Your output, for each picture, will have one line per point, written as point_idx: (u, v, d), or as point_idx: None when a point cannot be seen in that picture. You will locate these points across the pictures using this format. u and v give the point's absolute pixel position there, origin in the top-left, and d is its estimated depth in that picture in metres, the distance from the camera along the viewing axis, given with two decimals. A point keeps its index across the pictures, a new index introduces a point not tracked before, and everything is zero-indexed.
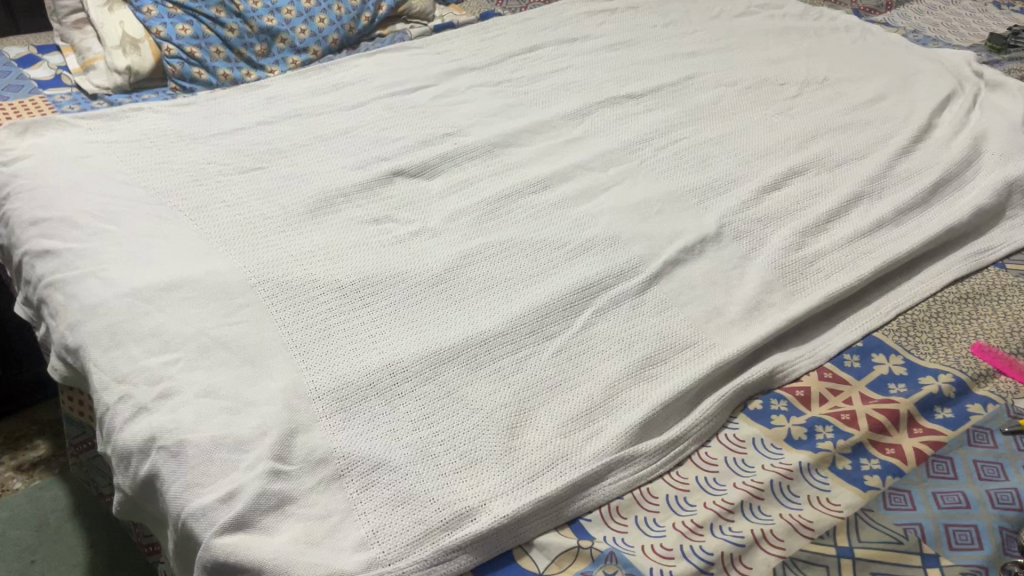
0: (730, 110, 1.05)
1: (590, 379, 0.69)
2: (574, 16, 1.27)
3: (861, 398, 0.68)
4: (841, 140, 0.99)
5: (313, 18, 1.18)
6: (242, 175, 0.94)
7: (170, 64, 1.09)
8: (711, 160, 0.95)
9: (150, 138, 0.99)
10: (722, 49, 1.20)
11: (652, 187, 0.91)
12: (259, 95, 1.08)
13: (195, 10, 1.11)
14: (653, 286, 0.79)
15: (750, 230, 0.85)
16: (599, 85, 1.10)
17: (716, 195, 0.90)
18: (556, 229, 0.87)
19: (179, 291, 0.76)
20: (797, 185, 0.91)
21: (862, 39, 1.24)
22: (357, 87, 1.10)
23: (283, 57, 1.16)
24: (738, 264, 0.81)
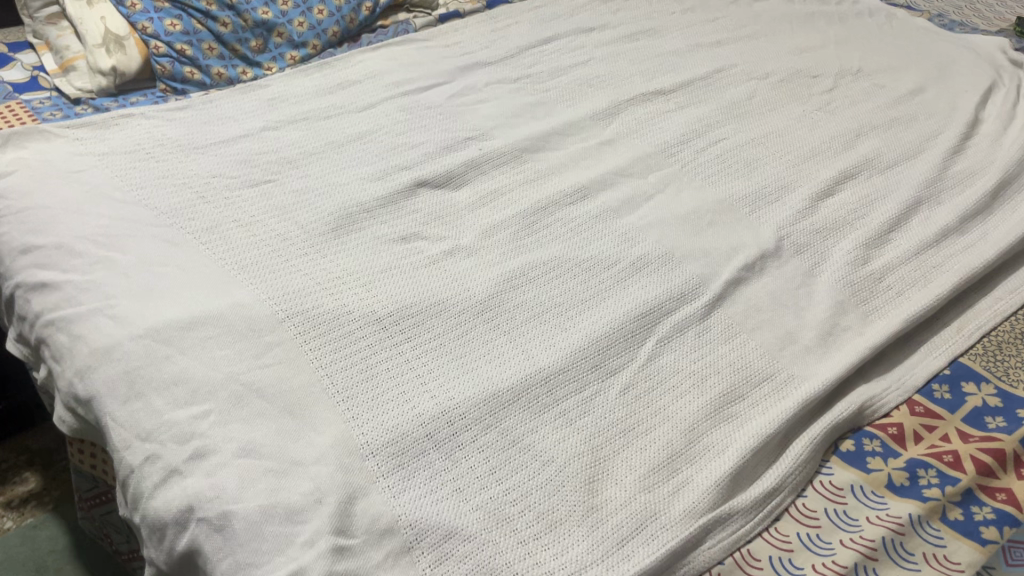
0: (767, 107, 0.99)
1: (667, 421, 0.64)
2: (588, 2, 1.19)
3: (960, 435, 0.63)
4: (888, 138, 0.94)
5: (311, 9, 1.09)
6: (253, 190, 0.87)
7: (158, 64, 1.00)
8: (757, 164, 0.89)
9: (145, 148, 0.91)
10: (747, 37, 1.13)
11: (698, 197, 0.85)
12: (261, 97, 1.00)
13: (184, 3, 1.02)
14: (716, 311, 0.73)
15: (810, 243, 0.79)
16: (624, 81, 1.03)
17: (768, 203, 0.84)
18: (602, 245, 0.80)
19: (202, 329, 0.69)
20: (851, 190, 0.86)
21: (888, 23, 1.19)
22: (366, 87, 1.02)
23: (280, 53, 1.07)
24: (803, 282, 0.76)
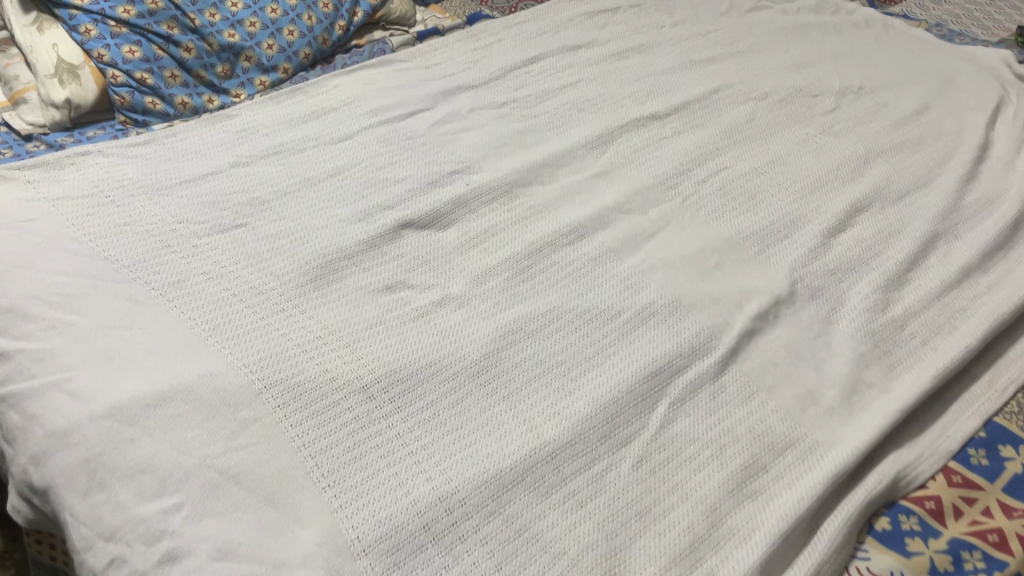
0: (768, 131, 0.94)
1: (686, 501, 0.59)
2: (574, 16, 1.12)
3: (1002, 508, 0.59)
4: (898, 164, 0.89)
5: (281, 30, 1.02)
6: (223, 236, 0.80)
7: (117, 94, 0.92)
8: (762, 196, 0.84)
9: (102, 190, 0.83)
10: (742, 52, 1.08)
11: (702, 234, 0.80)
12: (228, 129, 0.93)
13: (143, 27, 0.94)
14: (731, 367, 0.68)
15: (825, 285, 0.74)
16: (616, 104, 0.97)
17: (778, 240, 0.79)
18: (604, 292, 0.74)
19: (170, 406, 0.62)
20: (864, 224, 0.81)
21: (887, 33, 1.13)
22: (341, 115, 0.95)
23: (249, 78, 1.01)
24: (821, 331, 0.71)
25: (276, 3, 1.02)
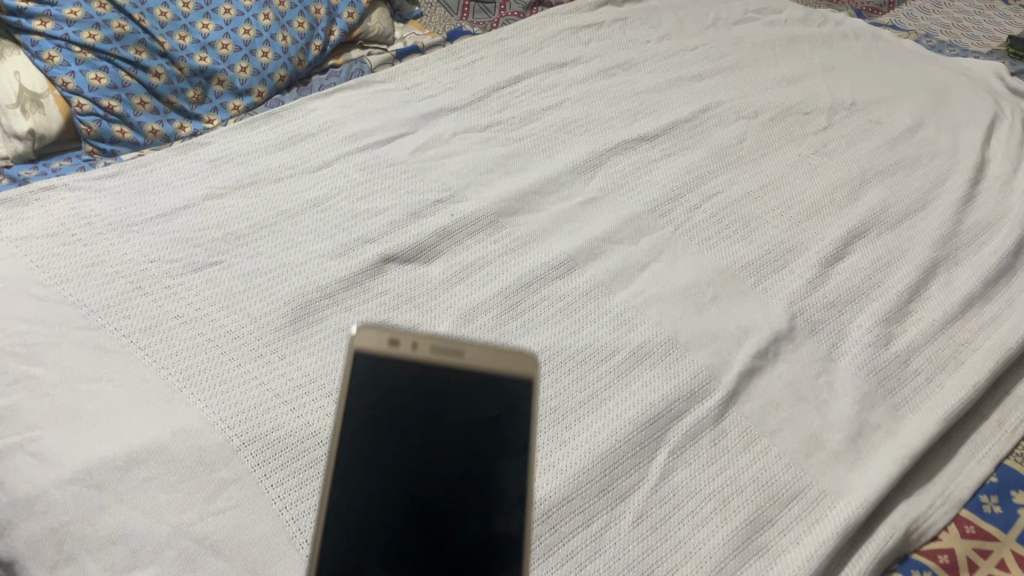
0: (760, 151, 0.91)
1: (690, 560, 0.56)
2: (557, 30, 1.09)
3: (1017, 562, 0.58)
4: (894, 186, 0.86)
5: (254, 52, 0.99)
6: (196, 275, 0.76)
7: (83, 123, 0.88)
8: (757, 223, 0.81)
9: (69, 228, 0.79)
10: (730, 67, 1.05)
11: (697, 265, 0.77)
12: (201, 158, 0.89)
13: (109, 52, 0.90)
14: (732, 411, 0.65)
15: (825, 319, 0.72)
16: (603, 126, 0.95)
17: (775, 270, 0.76)
18: (597, 329, 0.71)
19: (143, 468, 0.59)
20: (863, 251, 0.78)
21: (876, 45, 1.11)
22: (319, 141, 0.92)
23: (222, 102, 0.97)
24: (823, 368, 0.68)
25: (248, 23, 0.99)
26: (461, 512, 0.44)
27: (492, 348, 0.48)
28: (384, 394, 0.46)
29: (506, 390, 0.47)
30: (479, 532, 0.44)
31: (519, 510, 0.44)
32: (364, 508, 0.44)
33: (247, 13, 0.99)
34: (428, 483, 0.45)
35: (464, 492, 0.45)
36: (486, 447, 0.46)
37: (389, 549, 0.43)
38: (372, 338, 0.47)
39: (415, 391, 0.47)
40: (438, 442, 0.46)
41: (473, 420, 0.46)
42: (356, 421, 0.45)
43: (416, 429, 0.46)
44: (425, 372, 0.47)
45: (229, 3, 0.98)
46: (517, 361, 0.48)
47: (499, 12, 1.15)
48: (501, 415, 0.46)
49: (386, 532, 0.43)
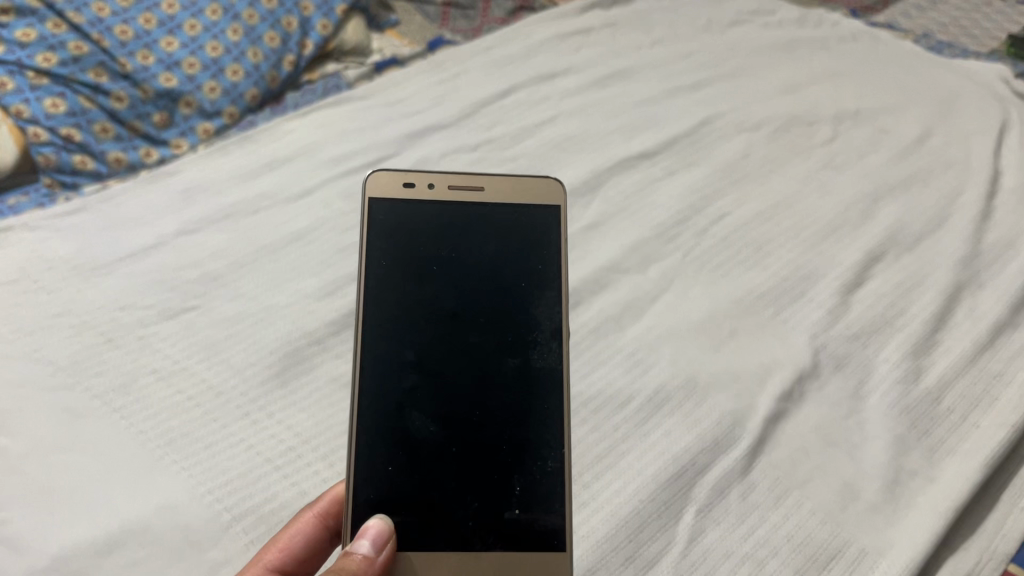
0: (765, 167, 0.87)
1: None
2: (545, 38, 1.04)
3: None
4: (907, 203, 0.83)
5: (224, 70, 0.92)
6: (173, 323, 0.71)
7: (39, 154, 0.81)
8: (768, 247, 0.77)
9: (28, 274, 0.73)
10: (726, 75, 1.01)
11: (709, 296, 0.73)
12: (172, 189, 0.83)
13: (67, 76, 0.84)
14: (758, 461, 0.61)
15: (849, 353, 0.68)
16: (600, 142, 0.90)
17: (792, 299, 0.72)
18: (609, 372, 0.67)
19: (124, 552, 0.54)
20: (881, 277, 0.75)
21: (874, 48, 1.08)
22: (299, 166, 0.86)
23: (190, 126, 0.90)
24: (851, 409, 0.64)
25: (216, 39, 0.92)
26: (497, 335, 0.56)
27: (512, 183, 0.59)
28: (415, 224, 0.57)
29: (532, 217, 0.59)
30: (517, 352, 0.55)
31: (555, 341, 0.55)
32: (416, 322, 0.55)
33: (213, 28, 0.92)
34: (465, 308, 0.56)
35: (501, 319, 0.56)
36: (522, 284, 0.57)
37: (437, 358, 0.55)
38: (385, 182, 0.58)
39: (443, 225, 0.58)
40: (471, 273, 0.57)
41: (501, 256, 0.58)
42: (391, 252, 0.56)
43: (448, 269, 0.57)
44: (448, 209, 0.58)
45: (194, 18, 0.92)
46: (538, 194, 0.59)
47: (483, 19, 1.10)
48: (529, 251, 0.58)
49: (430, 341, 0.55)
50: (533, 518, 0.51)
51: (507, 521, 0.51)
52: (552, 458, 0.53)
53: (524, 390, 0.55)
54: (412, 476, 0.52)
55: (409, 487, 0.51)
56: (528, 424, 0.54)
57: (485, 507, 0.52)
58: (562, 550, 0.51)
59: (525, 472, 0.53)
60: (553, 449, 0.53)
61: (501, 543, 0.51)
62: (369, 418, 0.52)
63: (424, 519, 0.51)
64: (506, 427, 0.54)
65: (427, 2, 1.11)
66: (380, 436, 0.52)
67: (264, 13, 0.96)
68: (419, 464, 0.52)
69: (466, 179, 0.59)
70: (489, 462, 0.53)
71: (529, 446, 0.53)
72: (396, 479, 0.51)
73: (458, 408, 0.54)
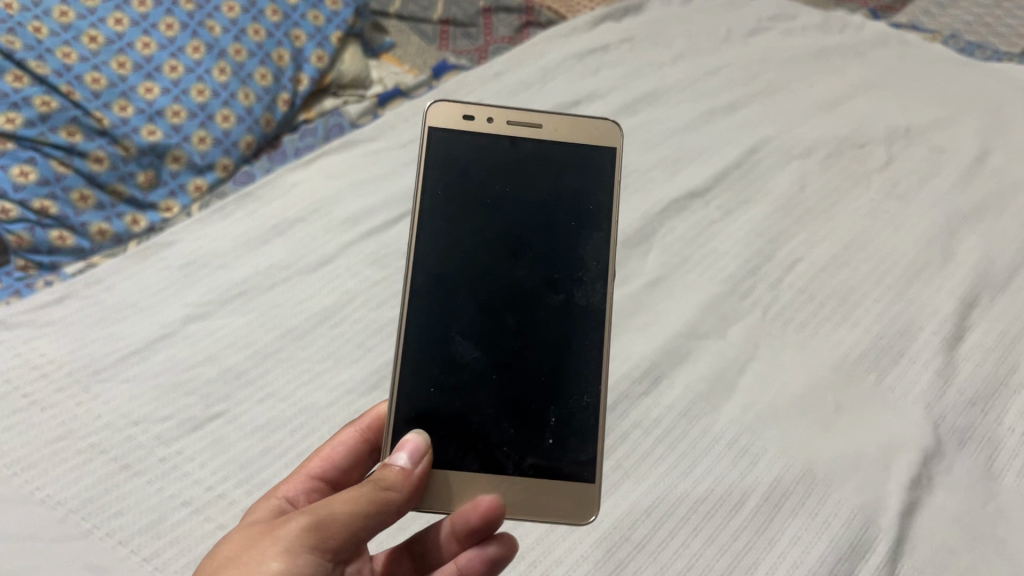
0: (827, 200, 0.80)
1: None
2: (561, 59, 0.95)
3: None
4: (986, 234, 0.76)
5: (213, 117, 0.81)
6: (199, 437, 0.60)
7: (10, 234, 0.70)
8: (853, 297, 0.70)
9: (16, 385, 0.62)
10: (761, 93, 0.93)
11: (803, 362, 0.65)
12: (169, 264, 0.72)
13: (36, 139, 0.71)
14: (903, 566, 0.54)
15: (970, 424, 0.61)
16: (644, 179, 0.82)
17: (893, 360, 0.65)
18: (713, 465, 0.59)
19: None
20: (981, 326, 0.68)
21: (906, 53, 1.01)
22: (314, 227, 0.76)
23: (180, 184, 0.79)
24: (989, 493, 0.57)
25: (201, 82, 0.80)
26: (545, 270, 0.53)
27: (570, 121, 0.56)
28: (470, 156, 0.54)
29: (583, 159, 0.56)
30: (561, 290, 0.53)
31: (600, 282, 0.53)
32: (460, 247, 0.53)
33: (196, 68, 0.81)
34: (513, 240, 0.53)
35: (550, 252, 0.54)
36: (567, 218, 0.54)
37: (484, 289, 0.53)
38: (446, 114, 0.54)
39: (499, 158, 0.55)
40: (524, 206, 0.54)
41: (555, 190, 0.55)
42: (444, 179, 0.54)
43: (499, 200, 0.54)
44: (504, 143, 0.55)
45: (174, 59, 0.80)
46: (595, 133, 0.56)
47: (487, 39, 1.00)
48: (581, 187, 0.55)
49: (477, 268, 0.53)
50: (567, 449, 0.50)
51: (540, 452, 0.50)
52: (588, 395, 0.52)
53: (566, 329, 0.53)
54: (454, 404, 0.50)
55: (452, 415, 0.50)
56: (566, 361, 0.52)
57: (522, 437, 0.50)
58: (591, 481, 0.50)
59: (562, 404, 0.51)
60: (590, 386, 0.52)
61: (535, 472, 0.50)
62: (415, 347, 0.51)
63: (460, 444, 0.50)
64: (547, 362, 0.52)
65: (423, 20, 1.01)
66: (426, 363, 0.51)
67: (252, 48, 0.84)
68: (461, 394, 0.50)
69: (524, 115, 0.55)
70: (529, 392, 0.51)
71: (566, 382, 0.52)
72: (436, 404, 0.50)
73: (502, 340, 0.52)
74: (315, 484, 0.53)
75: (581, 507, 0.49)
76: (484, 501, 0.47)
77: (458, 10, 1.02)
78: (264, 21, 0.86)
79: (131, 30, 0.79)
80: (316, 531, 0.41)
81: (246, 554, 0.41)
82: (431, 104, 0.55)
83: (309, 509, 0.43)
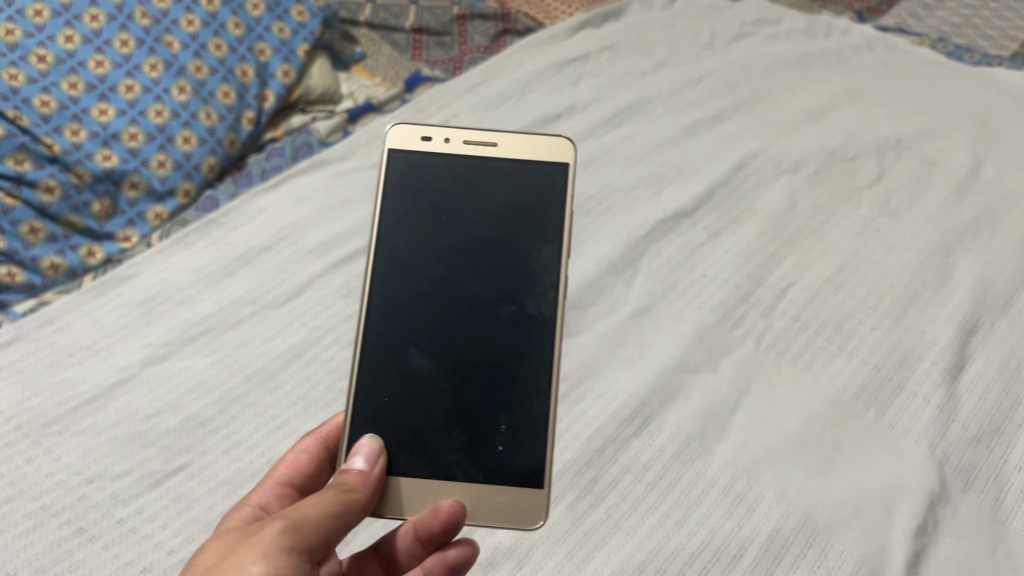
0: (819, 218, 0.77)
1: None
2: (538, 69, 0.91)
3: None
4: (985, 253, 0.73)
5: (173, 139, 0.76)
6: (160, 495, 0.56)
7: None
8: (849, 325, 0.67)
9: None
10: (748, 101, 0.89)
11: (799, 398, 0.62)
12: (127, 300, 0.68)
13: None
14: None
15: (975, 463, 0.58)
16: (627, 199, 0.78)
17: (893, 394, 0.62)
18: (708, 515, 0.56)
19: None
20: (983, 354, 0.65)
21: (893, 59, 0.97)
22: (281, 257, 0.72)
23: (138, 212, 0.75)
24: (999, 539, 0.54)
25: (160, 101, 0.76)
26: (499, 278, 0.51)
27: (527, 138, 0.55)
28: (426, 173, 0.54)
29: (538, 177, 0.54)
30: (514, 301, 0.51)
31: (553, 291, 0.51)
32: (416, 259, 0.52)
33: (155, 87, 0.76)
34: (466, 250, 0.52)
35: (503, 259, 0.52)
36: (517, 228, 0.52)
37: (437, 298, 0.51)
38: (404, 136, 0.54)
39: (456, 176, 0.54)
40: (478, 218, 0.53)
41: (510, 202, 0.53)
42: (402, 197, 0.53)
43: (453, 214, 0.53)
44: (460, 162, 0.54)
45: (130, 78, 0.75)
46: (551, 149, 0.55)
47: (461, 48, 0.96)
48: (536, 201, 0.53)
49: (431, 279, 0.51)
50: (515, 458, 0.48)
51: (490, 459, 0.48)
52: (539, 403, 0.49)
53: (520, 338, 0.50)
54: (403, 416, 0.48)
55: (402, 425, 0.48)
56: (519, 372, 0.49)
57: (472, 446, 0.48)
58: (539, 488, 0.47)
59: (513, 412, 0.49)
60: (542, 393, 0.49)
61: (483, 478, 0.47)
62: (366, 360, 0.49)
63: (411, 453, 0.47)
64: (499, 372, 0.49)
65: (394, 29, 0.98)
66: (379, 377, 0.49)
67: (214, 64, 0.80)
68: (412, 406, 0.48)
69: (481, 133, 0.55)
70: (479, 402, 0.49)
71: (518, 391, 0.49)
72: (385, 416, 0.48)
73: (456, 351, 0.50)
74: (283, 492, 0.50)
75: (535, 512, 0.47)
76: (445, 505, 0.45)
77: (431, 17, 0.98)
78: (227, 35, 0.82)
79: (84, 47, 0.74)
80: (296, 533, 0.39)
81: (224, 563, 0.39)
82: (390, 125, 0.55)
83: (282, 514, 0.41)
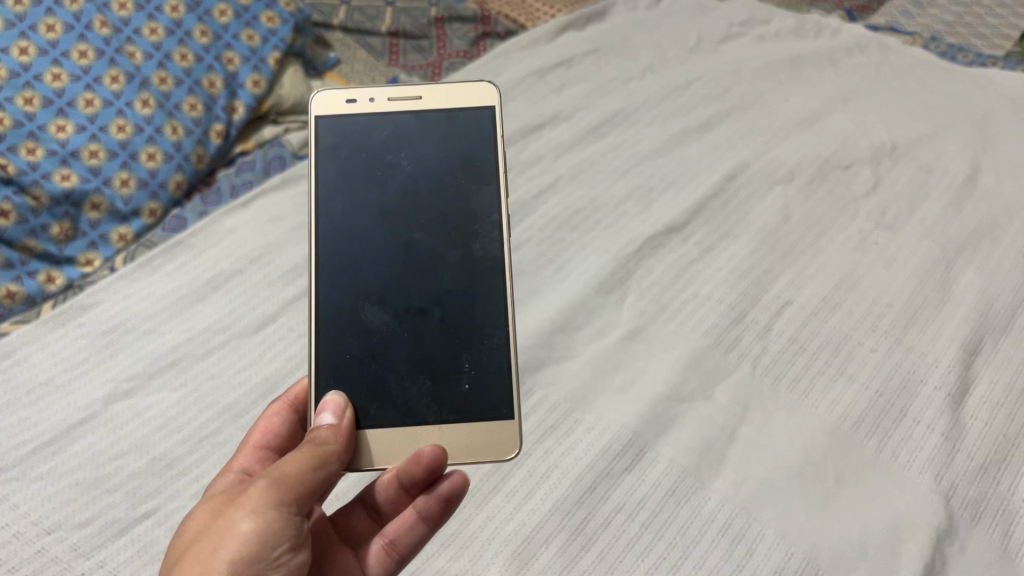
0: (814, 231, 0.74)
1: None
2: (521, 75, 0.87)
3: None
4: (986, 267, 0.70)
5: (137, 156, 0.72)
6: (124, 544, 0.53)
7: None
8: (848, 347, 0.64)
9: None
10: (737, 107, 0.87)
11: (798, 426, 0.59)
12: (90, 330, 0.64)
13: None
14: None
15: (982, 496, 0.56)
16: (615, 214, 0.75)
17: (895, 421, 0.60)
18: (705, 557, 0.53)
19: None
20: (987, 377, 0.63)
21: (886, 60, 0.94)
22: (253, 280, 0.68)
23: (101, 234, 0.71)
24: None
25: (122, 116, 0.72)
26: (445, 227, 0.53)
27: (449, 87, 0.56)
28: (358, 134, 0.54)
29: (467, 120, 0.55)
30: (461, 246, 0.52)
31: (498, 230, 0.52)
32: (366, 219, 0.53)
33: (116, 100, 0.72)
34: (412, 205, 0.53)
35: (449, 208, 0.53)
36: (458, 176, 0.54)
37: (386, 252, 0.52)
38: (328, 102, 0.54)
39: (386, 134, 0.55)
40: (417, 172, 0.54)
41: (445, 151, 0.54)
42: (338, 164, 0.53)
43: (392, 171, 0.54)
44: (388, 120, 0.55)
45: (89, 91, 0.71)
46: (475, 94, 0.56)
47: (439, 53, 0.93)
48: (470, 147, 0.54)
49: (381, 237, 0.52)
50: (483, 393, 0.49)
51: (459, 397, 0.49)
52: (498, 335, 0.50)
53: (471, 282, 0.51)
54: (365, 368, 0.49)
55: (364, 377, 0.49)
56: (472, 312, 0.51)
57: (439, 389, 0.49)
58: (509, 419, 0.49)
59: (475, 349, 0.50)
60: (498, 327, 0.50)
61: (452, 417, 0.49)
62: (318, 326, 0.50)
63: (380, 404, 0.49)
64: (454, 315, 0.51)
65: (370, 33, 0.94)
66: (336, 337, 0.50)
67: (179, 75, 0.76)
68: (374, 358, 0.49)
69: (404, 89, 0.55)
70: (439, 346, 0.50)
71: (476, 329, 0.50)
72: (346, 373, 0.49)
73: (410, 303, 0.51)
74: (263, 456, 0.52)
75: (507, 440, 0.49)
76: (424, 451, 0.46)
77: (408, 19, 0.95)
78: (192, 43, 0.77)
79: (39, 60, 0.69)
80: (279, 487, 0.41)
81: (216, 525, 0.40)
82: (313, 94, 0.55)
83: (265, 474, 0.42)
